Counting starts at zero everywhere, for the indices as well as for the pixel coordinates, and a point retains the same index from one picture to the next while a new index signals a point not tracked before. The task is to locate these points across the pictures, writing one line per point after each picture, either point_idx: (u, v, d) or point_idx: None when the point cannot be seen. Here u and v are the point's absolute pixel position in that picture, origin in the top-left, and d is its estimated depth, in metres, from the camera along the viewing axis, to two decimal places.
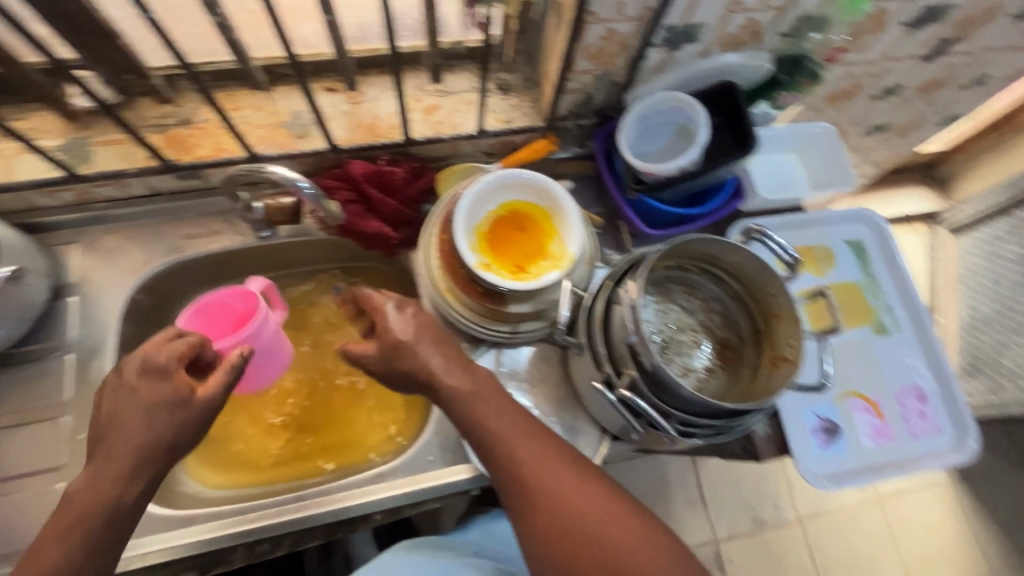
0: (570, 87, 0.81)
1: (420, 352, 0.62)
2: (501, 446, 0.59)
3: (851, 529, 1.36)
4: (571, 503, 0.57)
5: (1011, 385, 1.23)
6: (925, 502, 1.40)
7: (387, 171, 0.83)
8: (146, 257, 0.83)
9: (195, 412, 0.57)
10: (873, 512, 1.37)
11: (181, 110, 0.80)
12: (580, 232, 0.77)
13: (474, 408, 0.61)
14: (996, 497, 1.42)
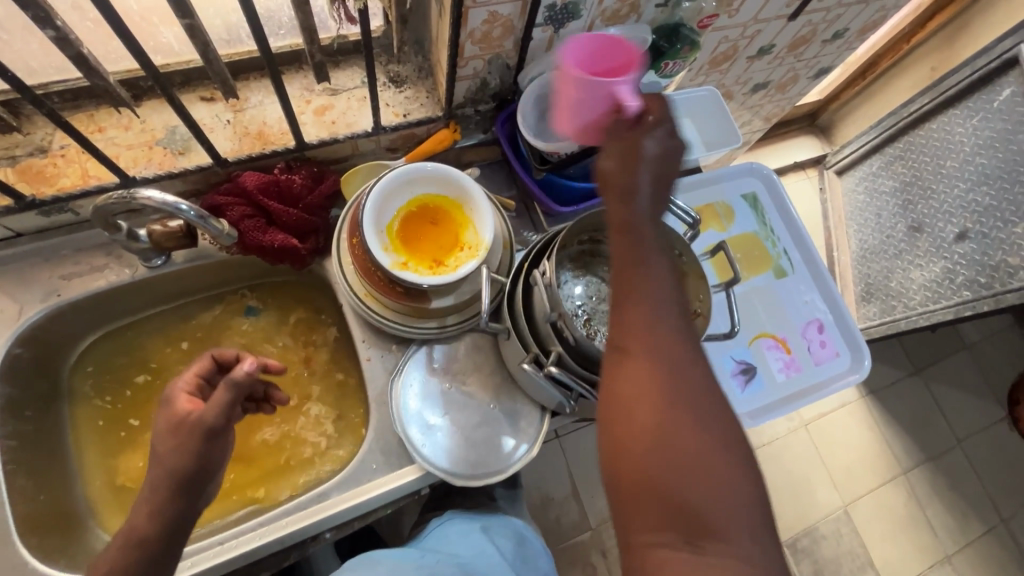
0: (463, 73, 0.80)
1: (637, 191, 0.51)
2: (641, 327, 0.48)
3: (784, 456, 1.49)
4: (688, 404, 0.46)
5: (899, 304, 1.37)
6: (841, 419, 1.55)
7: (283, 180, 0.78)
8: (18, 306, 0.74)
9: (186, 433, 0.57)
10: (800, 438, 1.51)
11: (33, 139, 0.72)
12: (492, 217, 0.77)
13: (624, 255, 0.50)
14: (899, 403, 1.60)
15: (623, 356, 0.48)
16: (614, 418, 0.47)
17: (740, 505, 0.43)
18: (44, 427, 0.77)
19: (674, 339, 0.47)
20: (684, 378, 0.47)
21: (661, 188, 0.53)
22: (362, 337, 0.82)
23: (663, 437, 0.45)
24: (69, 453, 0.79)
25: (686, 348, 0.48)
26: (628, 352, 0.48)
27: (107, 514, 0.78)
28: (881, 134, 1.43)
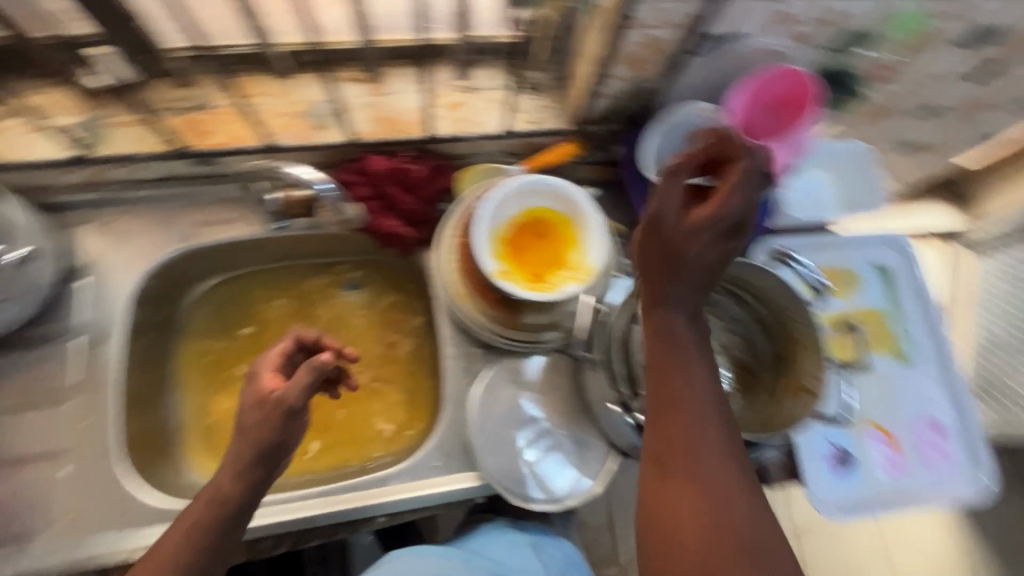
0: (603, 91, 0.78)
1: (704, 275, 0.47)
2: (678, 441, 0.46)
3: (849, 548, 1.35)
4: (731, 507, 0.44)
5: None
6: (925, 526, 1.39)
7: (406, 168, 0.80)
8: (159, 243, 0.82)
9: (268, 410, 0.59)
10: (871, 534, 1.37)
11: (198, 94, 0.78)
12: (602, 243, 0.76)
13: (660, 358, 0.48)
14: (998, 523, 1.41)
15: (659, 460, 0.46)
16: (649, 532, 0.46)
17: None
18: (155, 354, 0.84)
19: (711, 437, 0.46)
20: (723, 480, 0.45)
21: (715, 268, 0.48)
22: (450, 333, 0.83)
23: (699, 547, 0.43)
24: (169, 382, 0.85)
25: (724, 444, 0.46)
26: (665, 455, 0.46)
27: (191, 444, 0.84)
28: None
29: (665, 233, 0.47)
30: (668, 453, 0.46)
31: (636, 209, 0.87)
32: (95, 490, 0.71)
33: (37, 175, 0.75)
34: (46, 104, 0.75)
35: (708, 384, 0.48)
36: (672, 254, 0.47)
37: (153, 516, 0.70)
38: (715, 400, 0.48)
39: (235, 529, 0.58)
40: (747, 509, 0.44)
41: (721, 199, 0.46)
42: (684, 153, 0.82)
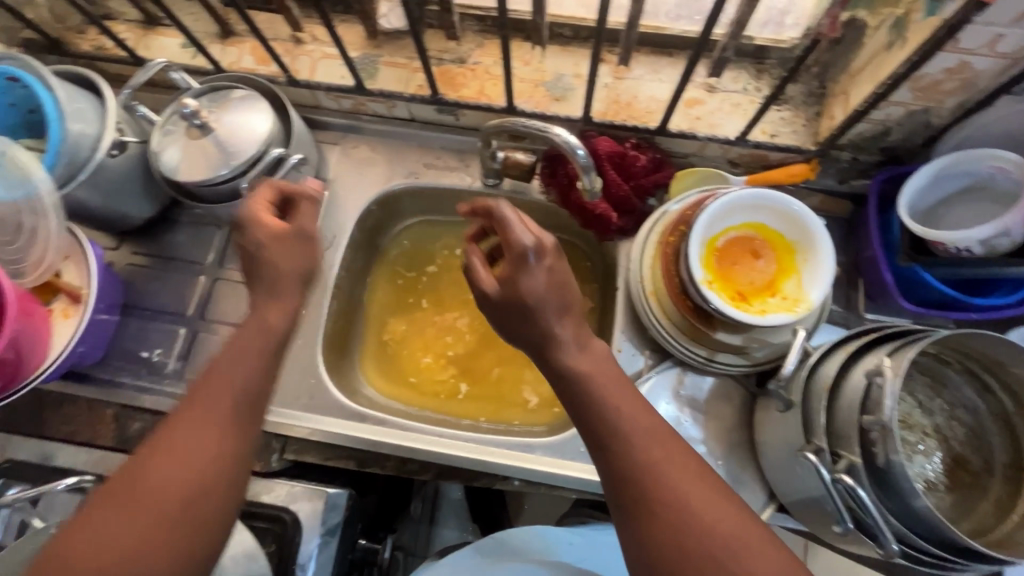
0: (873, 116, 0.70)
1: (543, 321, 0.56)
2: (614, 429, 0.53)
3: None
4: (692, 505, 0.49)
5: None
6: None
7: (629, 155, 0.80)
8: (388, 173, 0.90)
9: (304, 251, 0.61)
10: None
11: (460, 49, 0.85)
12: (827, 279, 0.68)
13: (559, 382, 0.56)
14: None
15: (620, 491, 0.51)
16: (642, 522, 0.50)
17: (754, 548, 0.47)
18: (360, 271, 0.93)
19: (659, 451, 0.51)
20: (681, 479, 0.50)
21: (557, 280, 0.56)
22: (624, 327, 0.81)
23: (671, 546, 0.48)
24: (362, 297, 0.94)
25: (680, 458, 0.52)
26: (625, 482, 0.51)
27: (365, 357, 0.93)
28: None
29: (497, 297, 0.57)
30: (629, 481, 0.51)
31: (866, 253, 0.77)
32: (297, 369, 0.82)
33: (317, 95, 0.87)
34: (342, 36, 0.86)
35: (625, 398, 0.54)
36: (501, 316, 0.58)
37: (338, 408, 0.81)
38: (611, 420, 0.53)
39: (266, 365, 0.57)
40: (716, 500, 0.49)
41: (510, 257, 0.56)
42: (947, 204, 0.72)
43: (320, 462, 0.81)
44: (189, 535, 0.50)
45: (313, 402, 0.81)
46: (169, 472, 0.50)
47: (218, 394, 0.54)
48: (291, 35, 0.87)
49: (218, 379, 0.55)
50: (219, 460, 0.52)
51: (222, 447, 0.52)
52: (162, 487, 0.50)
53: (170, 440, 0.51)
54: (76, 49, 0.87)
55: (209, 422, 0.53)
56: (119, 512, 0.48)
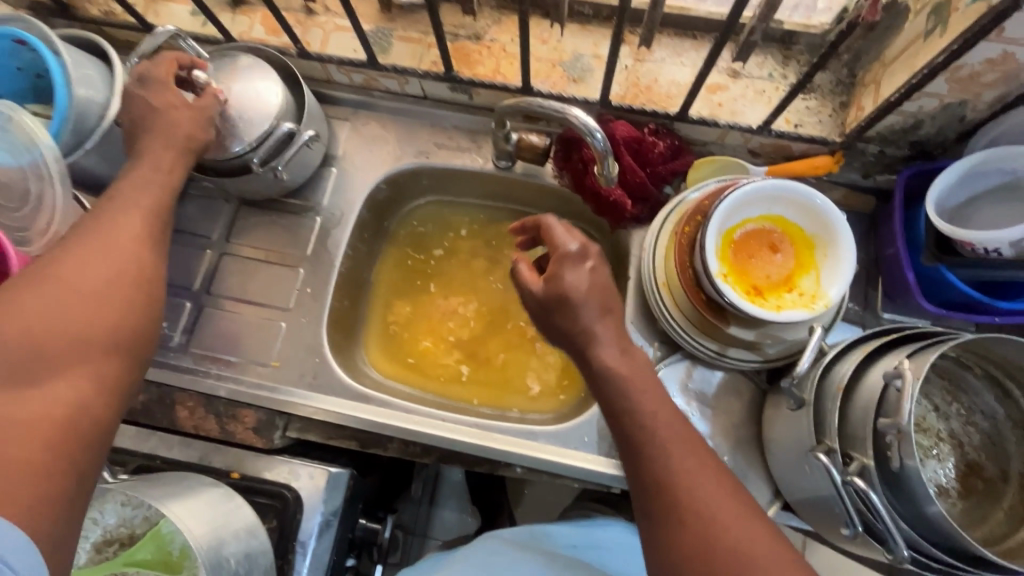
0: (905, 108, 0.67)
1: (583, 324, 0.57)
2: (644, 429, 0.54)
3: None
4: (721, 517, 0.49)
5: None
6: None
7: (647, 141, 0.77)
8: (398, 152, 0.88)
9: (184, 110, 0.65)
10: None
11: (475, 25, 0.82)
12: (847, 276, 0.66)
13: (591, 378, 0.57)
14: None
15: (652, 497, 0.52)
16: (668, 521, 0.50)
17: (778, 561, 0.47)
18: (367, 250, 0.92)
19: (692, 460, 0.52)
20: (703, 488, 0.51)
21: (599, 282, 0.58)
22: (634, 318, 0.79)
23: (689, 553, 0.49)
24: (369, 277, 0.93)
25: (706, 473, 0.52)
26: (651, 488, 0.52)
27: (370, 337, 0.92)
28: None
29: (543, 295, 0.58)
30: (656, 491, 0.52)
31: (888, 251, 0.75)
32: (302, 348, 0.81)
33: (328, 69, 0.85)
34: (355, 8, 0.84)
35: (655, 400, 0.55)
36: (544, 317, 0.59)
37: (342, 387, 0.80)
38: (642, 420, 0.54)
39: (171, 193, 0.61)
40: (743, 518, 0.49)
41: (556, 256, 0.59)
42: (975, 203, 0.68)
43: (323, 441, 0.80)
44: (127, 320, 0.51)
45: (318, 381, 0.80)
46: (98, 269, 0.51)
47: (134, 210, 0.57)
48: (303, 5, 0.85)
49: (141, 201, 0.58)
50: (147, 257, 0.55)
51: (148, 250, 0.56)
52: (94, 283, 0.51)
53: (99, 247, 0.53)
54: (85, 13, 0.85)
55: (130, 227, 0.56)
56: (43, 292, 0.48)
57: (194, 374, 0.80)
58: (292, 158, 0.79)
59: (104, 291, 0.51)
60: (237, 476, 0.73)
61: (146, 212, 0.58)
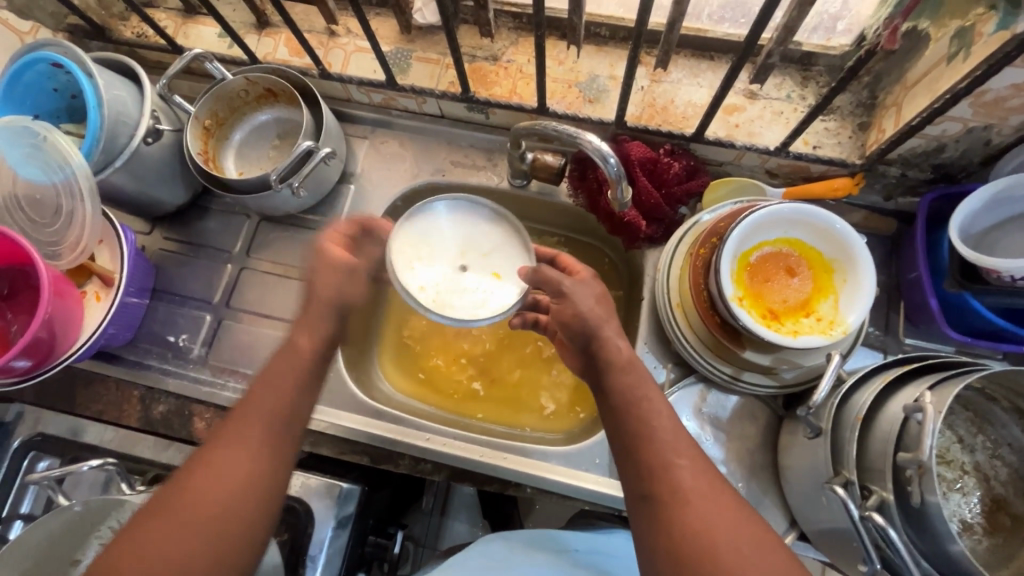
0: (926, 131, 0.65)
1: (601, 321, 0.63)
2: (653, 438, 0.56)
3: None
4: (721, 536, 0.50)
5: None
6: None
7: (663, 162, 0.77)
8: (415, 171, 0.90)
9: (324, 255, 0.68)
10: None
11: (493, 46, 0.83)
12: (867, 302, 0.65)
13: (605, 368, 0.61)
14: None
15: (654, 503, 0.52)
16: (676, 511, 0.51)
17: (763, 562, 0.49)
18: None
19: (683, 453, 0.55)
20: (705, 506, 0.52)
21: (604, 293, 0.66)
22: (647, 338, 0.79)
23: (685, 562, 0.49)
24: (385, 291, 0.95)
25: (708, 489, 0.53)
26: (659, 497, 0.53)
27: (384, 350, 0.93)
28: None
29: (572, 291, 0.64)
30: (665, 496, 0.52)
31: (910, 275, 0.73)
32: None
33: (349, 88, 0.87)
34: (376, 30, 0.86)
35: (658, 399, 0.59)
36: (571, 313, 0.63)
37: (354, 402, 0.81)
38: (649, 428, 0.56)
39: (304, 392, 0.57)
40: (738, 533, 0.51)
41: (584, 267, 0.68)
42: (1003, 228, 0.66)
43: (335, 455, 0.81)
44: (238, 533, 0.50)
45: (331, 395, 0.81)
46: (222, 472, 0.51)
47: (261, 404, 0.55)
48: (326, 27, 0.87)
49: (265, 394, 0.56)
50: (275, 457, 0.54)
51: (269, 445, 0.54)
52: (216, 487, 0.50)
53: (226, 451, 0.52)
54: (119, 35, 0.89)
55: (276, 427, 0.55)
56: (170, 523, 0.49)
57: (211, 387, 0.82)
58: (311, 175, 0.80)
59: (227, 505, 0.50)
60: None
61: (276, 405, 0.56)
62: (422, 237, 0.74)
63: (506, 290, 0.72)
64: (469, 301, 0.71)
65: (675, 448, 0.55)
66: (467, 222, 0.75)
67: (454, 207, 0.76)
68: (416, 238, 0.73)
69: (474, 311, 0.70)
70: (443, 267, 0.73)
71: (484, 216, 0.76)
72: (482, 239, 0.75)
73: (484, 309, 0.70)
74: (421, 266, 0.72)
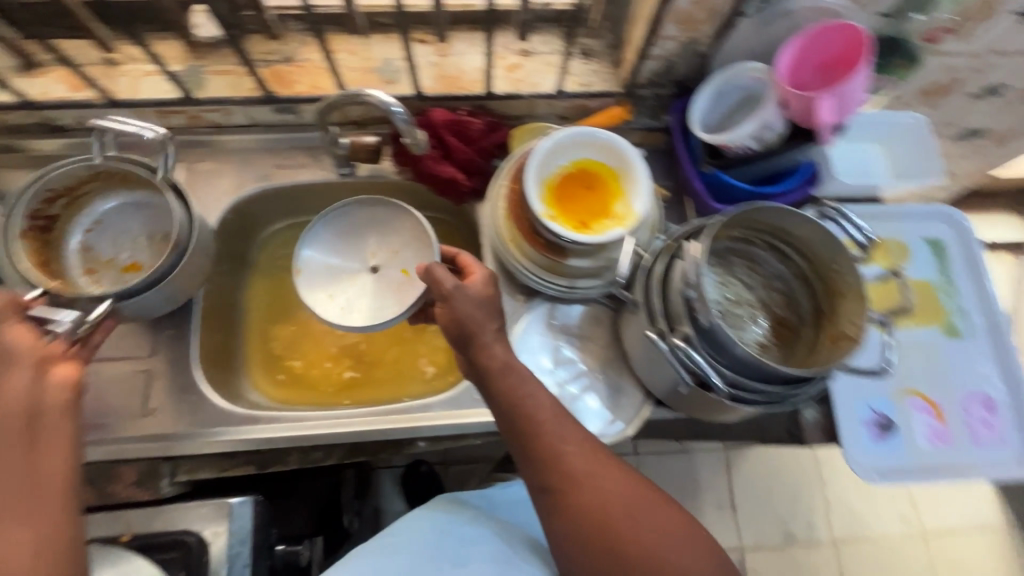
0: (654, 52, 0.81)
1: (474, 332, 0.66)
2: (526, 395, 0.65)
3: (886, 554, 1.71)
4: (597, 478, 0.62)
5: None
6: (974, 542, 1.74)
7: (465, 121, 0.86)
8: (239, 182, 0.90)
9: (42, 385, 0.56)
10: (914, 543, 1.72)
11: (285, 48, 0.87)
12: (647, 193, 0.78)
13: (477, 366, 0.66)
14: None
15: None
16: (557, 473, 0.62)
17: (622, 501, 0.62)
18: (231, 284, 0.92)
19: (548, 419, 0.64)
20: (569, 439, 0.64)
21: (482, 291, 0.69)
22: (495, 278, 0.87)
23: (573, 508, 0.61)
24: (240, 308, 0.93)
25: None
26: (547, 460, 0.63)
27: (251, 366, 0.91)
28: None
29: (450, 288, 0.67)
30: (558, 483, 0.62)
31: (683, 173, 0.90)
32: (174, 389, 0.79)
33: (145, 113, 0.85)
34: (160, 52, 0.86)
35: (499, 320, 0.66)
36: (456, 331, 0.67)
37: (223, 417, 0.78)
38: (523, 404, 0.64)
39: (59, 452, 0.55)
40: (621, 488, 0.62)
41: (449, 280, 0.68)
42: (730, 117, 0.84)
43: (219, 476, 0.79)
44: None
45: (199, 418, 0.77)
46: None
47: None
48: (104, 59, 0.85)
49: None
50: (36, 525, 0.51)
51: (39, 545, 0.51)
52: None
53: None
54: None
55: (33, 518, 0.52)
56: None
57: None
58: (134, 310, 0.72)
59: None
60: (129, 538, 0.69)
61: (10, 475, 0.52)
62: (309, 265, 0.84)
63: (411, 281, 0.82)
64: (382, 288, 0.83)
65: (563, 437, 0.64)
66: (349, 232, 0.87)
67: (320, 240, 0.85)
68: (331, 265, 0.85)
69: (393, 301, 0.82)
70: (356, 269, 0.85)
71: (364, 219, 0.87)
72: (371, 247, 0.86)
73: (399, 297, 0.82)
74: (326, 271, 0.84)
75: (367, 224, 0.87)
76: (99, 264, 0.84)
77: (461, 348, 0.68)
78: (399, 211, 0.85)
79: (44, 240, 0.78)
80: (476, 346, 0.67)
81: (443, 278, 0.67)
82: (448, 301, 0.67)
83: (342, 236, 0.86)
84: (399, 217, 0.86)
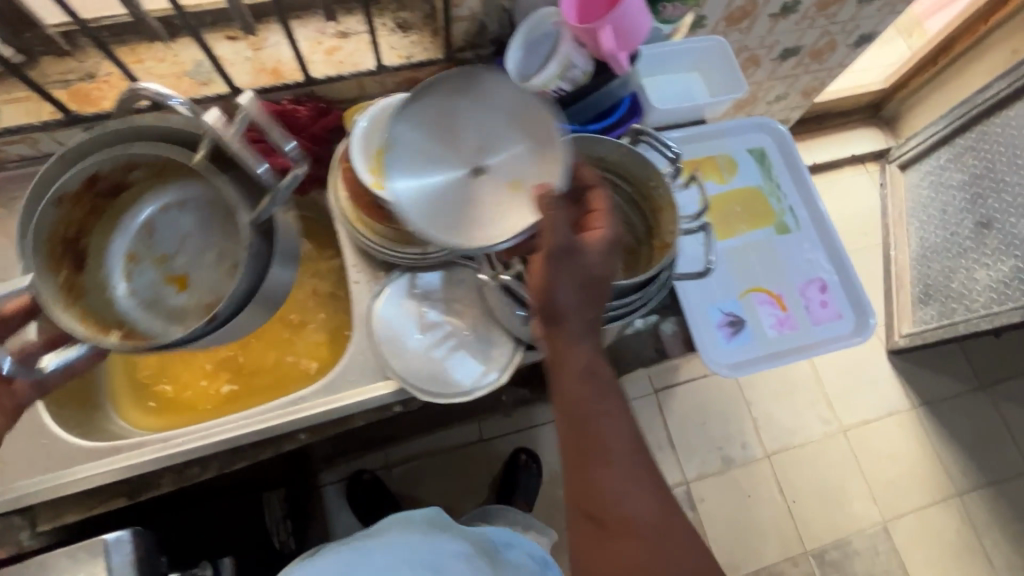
0: (459, 14, 0.84)
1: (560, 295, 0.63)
2: (579, 407, 0.65)
3: (815, 456, 1.84)
4: (629, 503, 0.63)
5: (960, 306, 1.76)
6: (888, 427, 1.89)
7: (289, 111, 0.87)
8: None
9: None
10: (836, 441, 1.86)
11: (84, 66, 0.83)
12: None
13: (557, 350, 0.65)
14: (937, 418, 1.92)
15: None
16: (600, 499, 0.63)
17: (653, 526, 0.63)
18: None
19: (611, 443, 0.65)
20: (614, 477, 0.64)
21: (605, 253, 0.64)
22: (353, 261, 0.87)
23: (609, 531, 0.62)
24: None
25: None
26: (593, 488, 0.63)
27: (118, 400, 0.88)
28: (954, 128, 1.81)
29: (551, 234, 0.61)
30: (596, 513, 0.63)
31: None
32: (21, 436, 0.75)
33: None
34: None
35: None
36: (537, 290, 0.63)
37: (81, 454, 0.74)
38: (599, 423, 0.64)
39: None
40: (655, 518, 0.63)
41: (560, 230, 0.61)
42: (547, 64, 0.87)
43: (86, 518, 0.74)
44: None
45: (54, 459, 0.74)
46: None
47: None
48: None
49: None
50: None
51: None
52: None
53: None
54: None
55: None
56: None
57: None
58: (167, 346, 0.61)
59: None
60: None
61: None
62: (409, 194, 0.69)
63: (527, 198, 0.67)
64: (496, 205, 0.68)
65: (607, 463, 0.64)
66: (434, 134, 0.71)
67: (395, 155, 0.70)
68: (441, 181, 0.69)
69: (491, 219, 0.68)
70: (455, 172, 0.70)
71: (462, 108, 0.71)
72: (506, 142, 0.70)
73: (504, 217, 0.67)
74: (425, 179, 0.69)
75: (519, 109, 0.71)
76: (146, 254, 0.77)
77: (545, 321, 0.65)
78: (538, 109, 0.69)
79: (90, 208, 0.72)
80: (549, 332, 0.65)
81: (550, 219, 0.60)
82: (549, 259, 0.61)
83: (491, 140, 0.70)
84: (530, 108, 0.70)
